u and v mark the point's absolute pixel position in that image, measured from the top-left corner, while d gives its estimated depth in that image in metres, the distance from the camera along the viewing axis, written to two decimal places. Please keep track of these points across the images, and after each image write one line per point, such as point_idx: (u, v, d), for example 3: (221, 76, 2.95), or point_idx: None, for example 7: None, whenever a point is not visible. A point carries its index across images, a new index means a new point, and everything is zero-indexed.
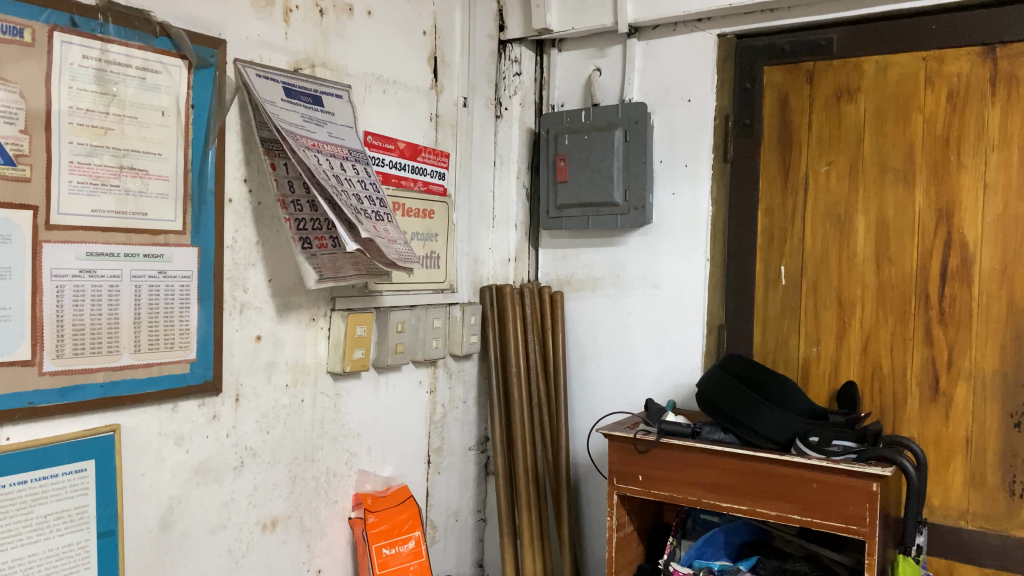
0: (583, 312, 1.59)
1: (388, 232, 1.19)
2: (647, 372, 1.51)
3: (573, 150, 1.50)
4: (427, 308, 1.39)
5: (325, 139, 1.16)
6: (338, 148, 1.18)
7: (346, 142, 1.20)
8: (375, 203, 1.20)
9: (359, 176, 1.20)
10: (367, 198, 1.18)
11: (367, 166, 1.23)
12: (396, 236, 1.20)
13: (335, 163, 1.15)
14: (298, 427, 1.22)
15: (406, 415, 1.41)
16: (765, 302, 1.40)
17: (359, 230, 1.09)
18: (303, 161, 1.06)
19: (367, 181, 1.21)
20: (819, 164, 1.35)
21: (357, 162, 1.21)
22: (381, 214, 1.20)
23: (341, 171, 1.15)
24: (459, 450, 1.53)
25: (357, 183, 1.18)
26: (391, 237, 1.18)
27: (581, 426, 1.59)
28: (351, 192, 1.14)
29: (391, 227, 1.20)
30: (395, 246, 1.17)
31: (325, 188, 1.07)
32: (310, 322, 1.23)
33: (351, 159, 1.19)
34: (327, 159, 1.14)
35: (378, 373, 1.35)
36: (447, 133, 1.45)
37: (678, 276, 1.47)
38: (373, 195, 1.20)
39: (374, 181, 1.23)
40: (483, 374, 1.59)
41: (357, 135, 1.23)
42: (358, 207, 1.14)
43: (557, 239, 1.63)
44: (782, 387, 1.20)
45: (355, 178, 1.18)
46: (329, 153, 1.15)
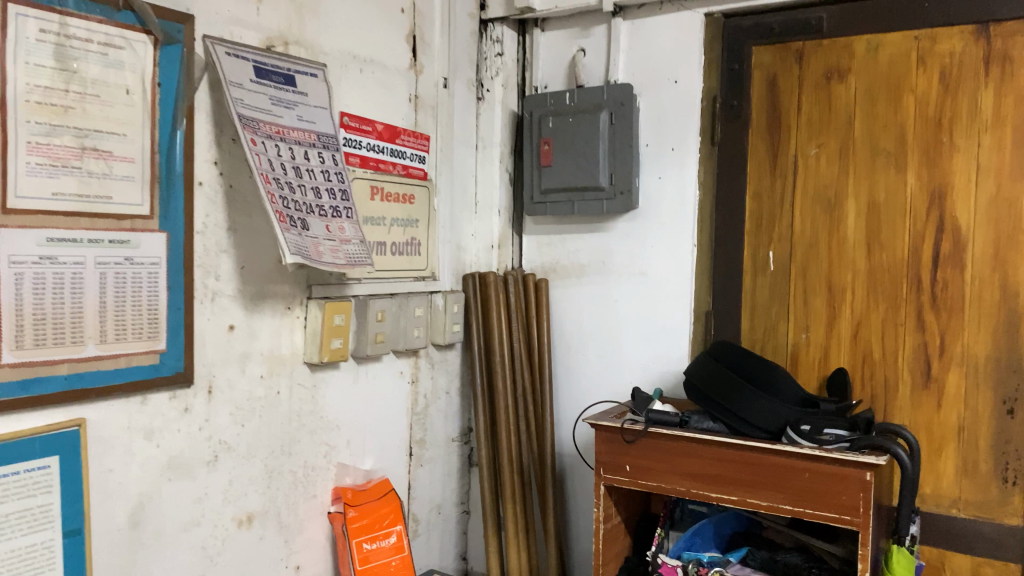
0: (568, 299, 1.56)
1: (344, 230, 1.17)
2: (633, 361, 1.47)
3: (558, 133, 1.45)
4: (406, 296, 1.35)
5: (291, 124, 1.12)
6: (306, 134, 1.15)
7: (317, 125, 1.17)
8: (336, 196, 1.18)
9: (325, 164, 1.17)
10: (326, 191, 1.16)
11: (337, 150, 1.20)
12: (353, 234, 1.18)
13: (297, 153, 1.12)
14: (274, 419, 1.18)
15: (386, 407, 1.37)
16: (753, 288, 1.37)
17: (303, 236, 1.08)
18: (255, 156, 1.05)
19: (334, 169, 1.18)
20: (809, 147, 1.32)
21: (324, 149, 1.17)
22: (339, 208, 1.18)
23: (303, 162, 1.13)
24: (443, 442, 1.49)
25: (319, 174, 1.15)
26: (345, 236, 1.16)
27: (566, 416, 1.55)
28: (308, 186, 1.13)
29: (348, 223, 1.18)
30: (347, 247, 1.16)
31: (275, 187, 1.06)
32: (285, 310, 1.18)
33: (317, 146, 1.16)
34: (290, 148, 1.11)
35: (358, 363, 1.31)
36: (427, 115, 1.40)
37: (665, 262, 1.44)
38: (336, 186, 1.18)
39: (341, 170, 1.20)
40: (466, 364, 1.55)
41: (330, 117, 1.19)
42: (311, 205, 1.12)
43: (541, 225, 1.59)
44: (775, 374, 1.18)
45: (319, 168, 1.15)
46: (294, 140, 1.12)
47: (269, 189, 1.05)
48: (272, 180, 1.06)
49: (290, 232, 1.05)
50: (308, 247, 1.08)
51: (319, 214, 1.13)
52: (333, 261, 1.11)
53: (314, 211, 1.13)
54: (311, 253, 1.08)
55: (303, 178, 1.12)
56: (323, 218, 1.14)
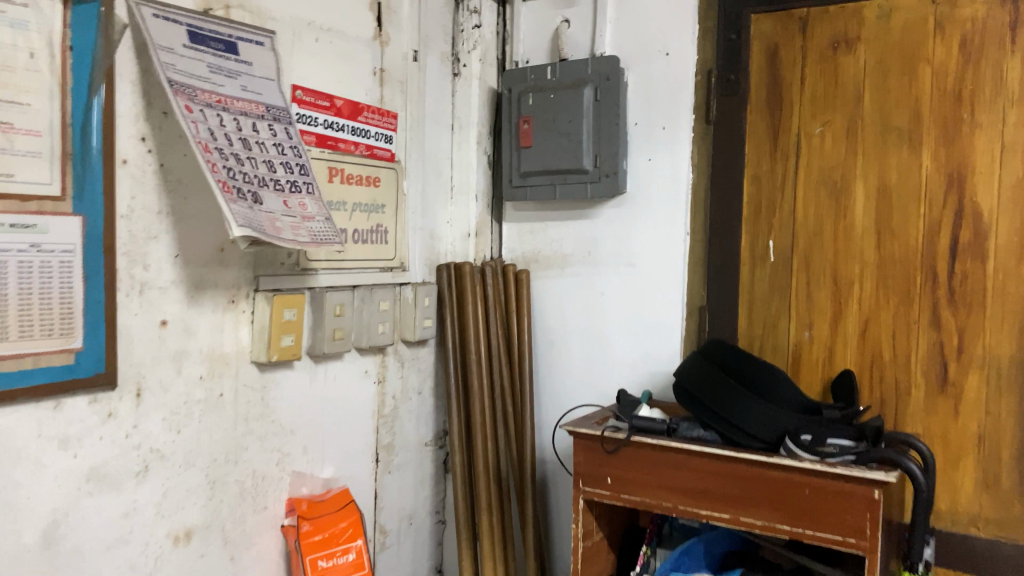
0: (551, 292, 1.44)
1: (306, 206, 1.04)
2: (620, 360, 1.35)
3: (539, 111, 1.32)
4: (371, 288, 1.23)
5: (235, 94, 1.00)
6: (252, 105, 1.02)
7: (265, 97, 1.04)
8: (293, 170, 1.05)
9: (277, 138, 1.04)
10: (282, 165, 1.03)
11: (291, 124, 1.08)
12: (316, 211, 1.05)
13: (243, 125, 1.00)
14: (216, 424, 1.06)
15: (349, 409, 1.25)
16: (752, 280, 1.24)
17: (256, 210, 0.94)
18: (191, 124, 0.91)
19: (289, 143, 1.06)
20: (814, 125, 1.19)
21: (275, 121, 1.05)
22: (298, 184, 1.05)
23: (251, 135, 1.00)
24: (414, 447, 1.37)
25: (271, 147, 1.03)
26: (308, 213, 1.03)
27: (548, 419, 1.44)
28: (258, 160, 1.00)
29: (310, 199, 1.05)
30: (312, 224, 1.02)
31: (217, 157, 0.93)
32: (228, 304, 1.07)
33: (267, 118, 1.04)
34: (235, 119, 0.98)
35: (315, 361, 1.19)
36: (395, 90, 1.28)
37: (655, 252, 1.31)
38: (292, 160, 1.05)
39: (297, 144, 1.07)
40: (441, 363, 1.43)
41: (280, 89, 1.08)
42: (264, 178, 0.99)
43: (523, 211, 1.47)
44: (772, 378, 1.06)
45: (270, 141, 1.03)
46: (239, 110, 1.00)
47: (209, 159, 0.92)
48: (213, 150, 0.93)
49: (239, 204, 0.91)
50: (262, 221, 0.94)
51: (274, 189, 1.00)
52: (294, 237, 0.97)
53: (269, 185, 1.00)
54: (267, 228, 0.94)
55: (251, 150, 0.99)
56: (279, 193, 1.01)
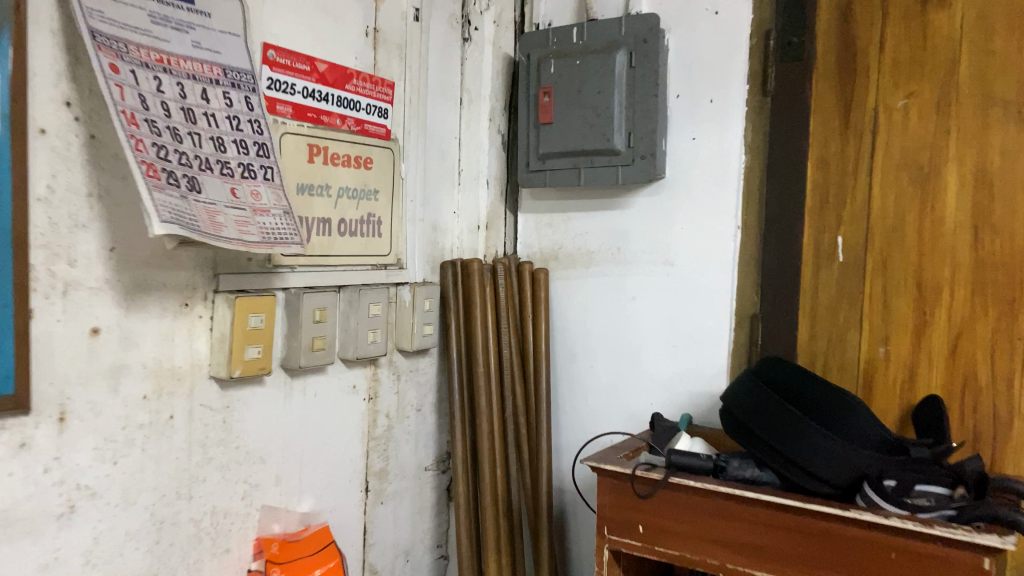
0: (573, 295, 1.23)
1: (260, 195, 0.84)
2: (653, 376, 1.14)
3: (562, 81, 1.11)
4: (358, 290, 1.04)
5: (181, 52, 0.78)
6: (202, 66, 0.81)
7: (222, 56, 0.83)
8: (249, 150, 0.84)
9: (232, 109, 0.83)
10: (233, 144, 0.82)
11: (254, 92, 0.87)
12: (272, 202, 0.85)
13: (188, 91, 0.78)
14: (165, 453, 0.87)
15: (332, 432, 1.06)
16: (815, 286, 1.04)
17: (190, 200, 0.75)
18: (114, 87, 0.70)
19: (248, 116, 0.85)
20: (895, 97, 0.98)
21: (233, 88, 0.84)
22: (252, 168, 0.84)
23: (197, 104, 0.79)
24: (412, 473, 1.18)
25: (222, 120, 0.82)
26: (261, 205, 0.83)
27: (567, 441, 1.24)
28: (202, 136, 0.79)
29: (266, 187, 0.85)
30: (264, 219, 0.83)
31: (145, 132, 0.72)
32: (182, 308, 0.88)
33: (222, 84, 0.82)
34: (177, 83, 0.77)
35: (292, 376, 1.00)
36: (391, 55, 1.08)
37: (696, 250, 1.11)
38: (249, 138, 0.84)
39: (257, 118, 0.86)
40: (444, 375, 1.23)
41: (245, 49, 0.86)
42: (207, 160, 0.79)
43: (540, 201, 1.27)
44: (856, 413, 0.85)
45: (222, 113, 0.82)
46: (184, 73, 0.78)
47: (134, 133, 0.71)
48: (140, 122, 0.72)
49: (167, 193, 0.72)
50: (197, 214, 0.74)
51: (218, 174, 0.80)
52: (239, 236, 0.78)
53: (213, 169, 0.79)
54: (203, 224, 0.75)
55: (194, 124, 0.78)
56: (225, 178, 0.80)
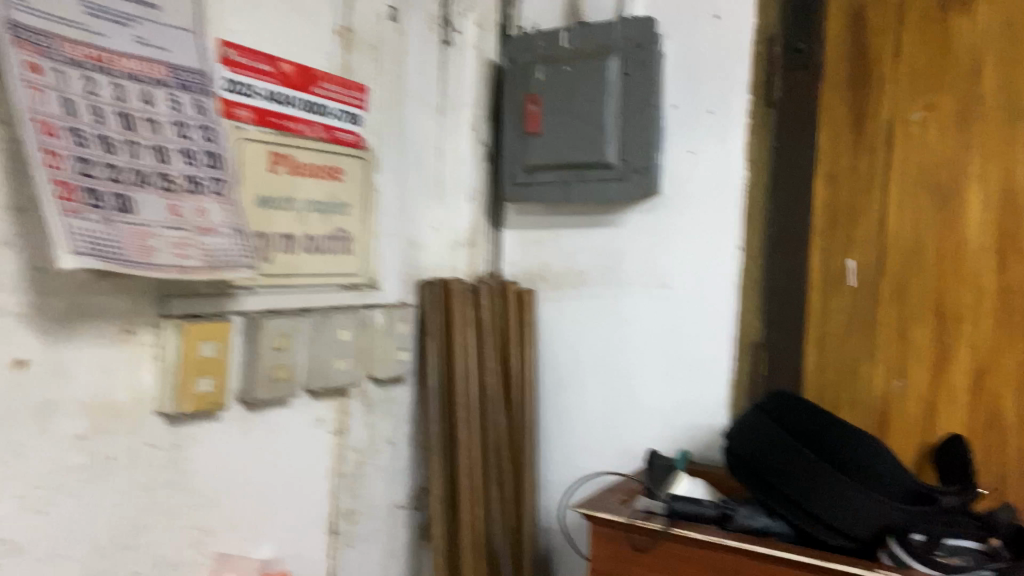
0: (561, 319, 1.14)
1: (207, 213, 0.73)
2: (648, 408, 1.05)
3: (551, 88, 1.03)
4: (326, 314, 0.95)
5: (120, 48, 0.69)
6: (145, 64, 0.71)
7: (169, 55, 0.74)
8: (197, 161, 0.74)
9: (180, 113, 0.73)
10: (179, 153, 0.72)
11: (207, 95, 0.77)
12: (221, 219, 0.75)
13: (127, 94, 0.69)
14: (104, 499, 0.76)
15: (296, 470, 0.96)
16: (823, 314, 0.95)
17: (116, 223, 0.65)
18: (30, 90, 0.61)
19: (198, 121, 0.75)
20: (911, 109, 0.91)
21: (181, 90, 0.74)
22: (200, 180, 0.74)
23: (137, 108, 0.69)
24: (384, 512, 1.09)
25: (167, 127, 0.72)
26: (207, 224, 0.73)
27: (553, 477, 1.14)
28: (141, 144, 0.69)
29: (216, 202, 0.75)
30: (210, 240, 0.73)
31: (66, 142, 0.63)
32: (125, 335, 0.78)
33: (168, 86, 0.73)
34: (115, 85, 0.68)
35: (250, 411, 0.90)
36: (364, 57, 0.99)
37: (694, 272, 1.02)
38: (198, 146, 0.74)
39: (210, 124, 0.76)
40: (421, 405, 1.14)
41: (199, 46, 0.77)
42: (144, 173, 0.69)
43: (527, 217, 1.17)
44: (872, 456, 0.77)
45: (167, 118, 0.72)
46: (123, 73, 0.69)
47: (52, 144, 0.62)
48: (61, 131, 0.63)
49: (84, 217, 0.62)
50: (122, 239, 0.65)
51: (158, 188, 0.70)
52: (173, 262, 0.69)
53: (151, 183, 0.69)
54: (128, 250, 0.65)
55: (131, 131, 0.69)
56: (165, 193, 0.70)
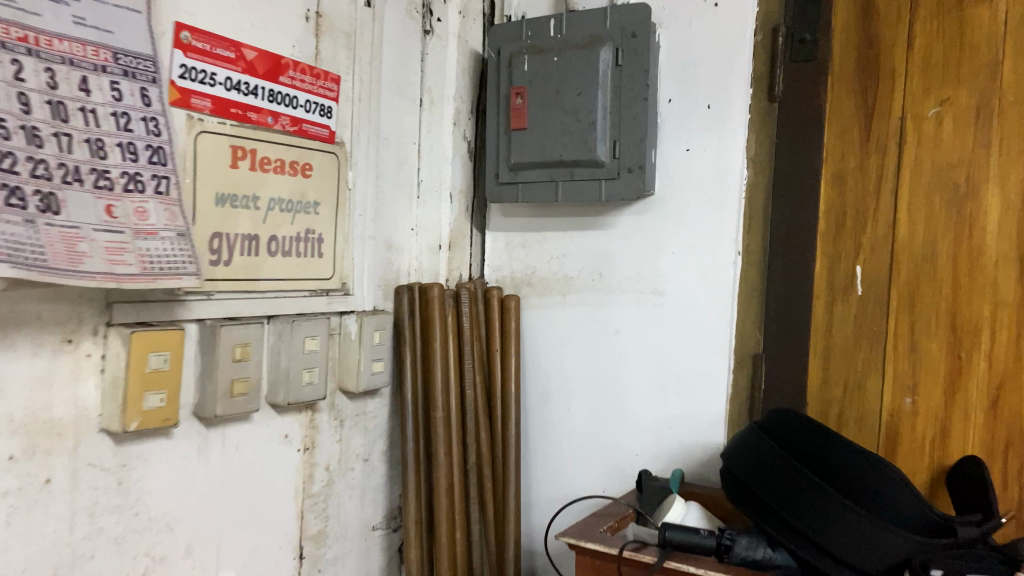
0: (547, 328, 1.06)
1: (146, 214, 0.67)
2: (639, 423, 0.99)
3: (537, 80, 0.96)
4: (291, 322, 0.87)
5: (56, 28, 0.61)
6: (84, 47, 0.64)
7: (113, 37, 0.66)
8: (138, 156, 0.67)
9: (121, 103, 0.66)
10: (118, 147, 0.65)
11: (153, 83, 0.70)
12: (162, 220, 0.68)
13: (61, 80, 0.62)
14: (41, 527, 0.68)
15: (259, 490, 0.89)
16: (829, 325, 0.88)
17: (39, 225, 0.58)
18: None
19: (139, 111, 0.68)
20: (926, 105, 0.83)
21: (123, 77, 0.67)
22: (140, 177, 0.67)
23: (72, 96, 0.62)
24: (356, 533, 1.02)
25: (106, 118, 0.65)
26: (147, 226, 0.67)
27: (537, 496, 1.08)
28: (74, 137, 0.62)
29: (156, 202, 0.68)
30: (148, 243, 0.66)
31: None
32: (64, 346, 0.70)
33: (109, 72, 0.66)
34: (47, 69, 0.61)
35: (207, 427, 0.83)
36: (337, 44, 0.92)
37: (690, 278, 0.96)
38: (140, 140, 0.68)
39: (153, 114, 0.70)
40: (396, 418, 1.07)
41: (146, 30, 0.70)
42: (76, 170, 0.62)
43: (512, 219, 1.10)
44: (889, 487, 0.69)
45: (107, 108, 0.65)
46: (58, 56, 0.62)
47: None
48: None
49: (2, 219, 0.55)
50: (47, 245, 0.58)
51: (91, 186, 0.63)
52: (105, 270, 0.62)
53: (84, 180, 0.62)
54: (53, 257, 0.58)
55: (64, 121, 0.61)
56: (100, 192, 0.63)
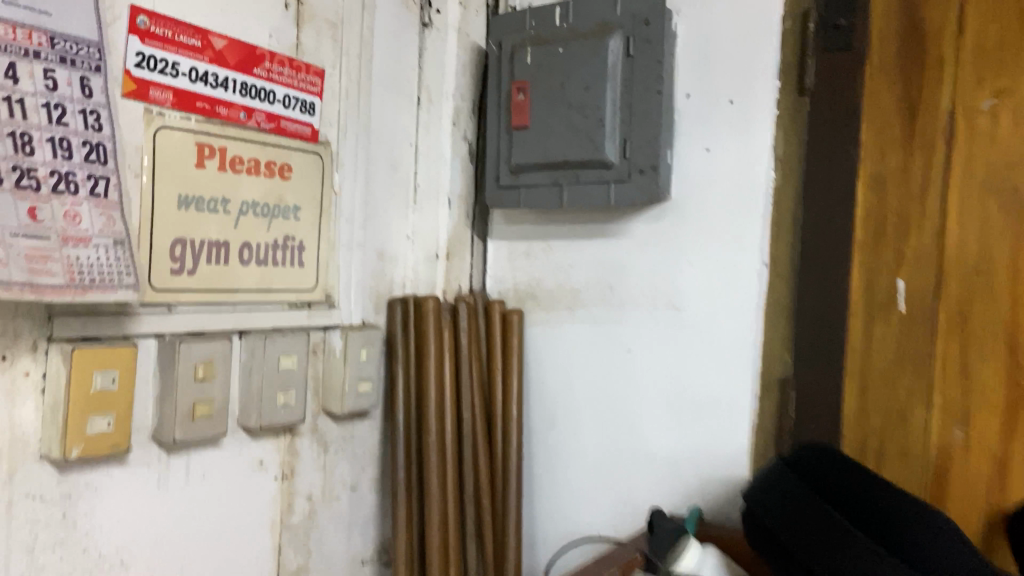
0: (554, 346, 0.97)
1: (79, 218, 0.60)
2: (652, 453, 0.89)
3: (540, 73, 0.87)
4: (264, 339, 0.79)
5: None
6: (14, 30, 0.57)
7: (51, 19, 0.59)
8: (74, 153, 0.60)
9: (56, 93, 0.59)
10: (48, 142, 0.58)
11: (98, 74, 0.63)
12: (96, 226, 0.61)
13: None
14: None
15: (229, 523, 0.80)
16: (867, 346, 0.78)
17: None
18: None
19: (77, 103, 0.61)
20: (980, 97, 0.73)
21: (62, 65, 0.60)
22: (73, 177, 0.60)
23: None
24: (342, 569, 0.93)
25: (36, 109, 0.58)
26: (79, 232, 0.59)
27: (542, 530, 0.98)
28: None
29: (92, 205, 0.61)
30: (78, 252, 0.59)
31: None
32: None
33: (44, 58, 0.59)
34: None
35: (168, 452, 0.75)
36: (321, 35, 0.84)
37: (710, 292, 0.85)
38: (76, 136, 0.61)
39: (94, 107, 0.63)
40: (387, 443, 0.98)
41: (92, 13, 0.63)
42: None
43: (515, 226, 1.02)
44: (934, 539, 0.59)
45: (37, 98, 0.58)
46: None
47: None
48: None
49: None
50: None
51: (12, 185, 0.56)
52: (23, 280, 0.55)
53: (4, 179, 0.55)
54: None
55: None
56: (22, 192, 0.56)
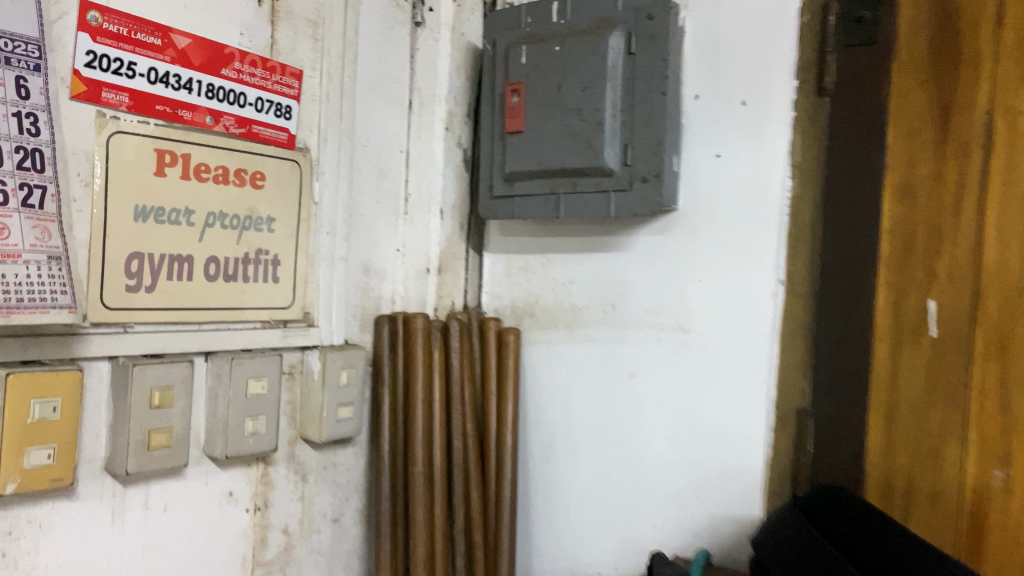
0: (552, 368, 0.90)
1: (8, 231, 0.55)
2: (657, 487, 0.81)
3: (536, 74, 0.81)
4: (230, 362, 0.73)
5: None
6: None
7: None
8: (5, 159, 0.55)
9: None
10: None
11: (37, 73, 0.58)
12: (27, 241, 0.56)
13: None
14: None
15: (195, 560, 0.74)
16: (894, 375, 0.70)
17: None
18: None
19: (11, 105, 0.56)
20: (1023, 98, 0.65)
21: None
22: (3, 185, 0.55)
23: None
24: None
25: None
26: (7, 247, 0.54)
27: (539, 566, 0.91)
28: None
29: (23, 217, 0.56)
30: (6, 268, 0.54)
31: None
32: None
33: None
34: None
35: (125, 484, 0.69)
36: (298, 33, 0.79)
37: (719, 313, 0.78)
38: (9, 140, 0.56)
39: (30, 110, 0.58)
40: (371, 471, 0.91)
41: (32, 7, 0.58)
42: None
43: (511, 238, 0.95)
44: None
45: None
46: None
47: None
48: None
49: None
50: None
51: None
52: None
53: None
54: None
55: None
56: None
